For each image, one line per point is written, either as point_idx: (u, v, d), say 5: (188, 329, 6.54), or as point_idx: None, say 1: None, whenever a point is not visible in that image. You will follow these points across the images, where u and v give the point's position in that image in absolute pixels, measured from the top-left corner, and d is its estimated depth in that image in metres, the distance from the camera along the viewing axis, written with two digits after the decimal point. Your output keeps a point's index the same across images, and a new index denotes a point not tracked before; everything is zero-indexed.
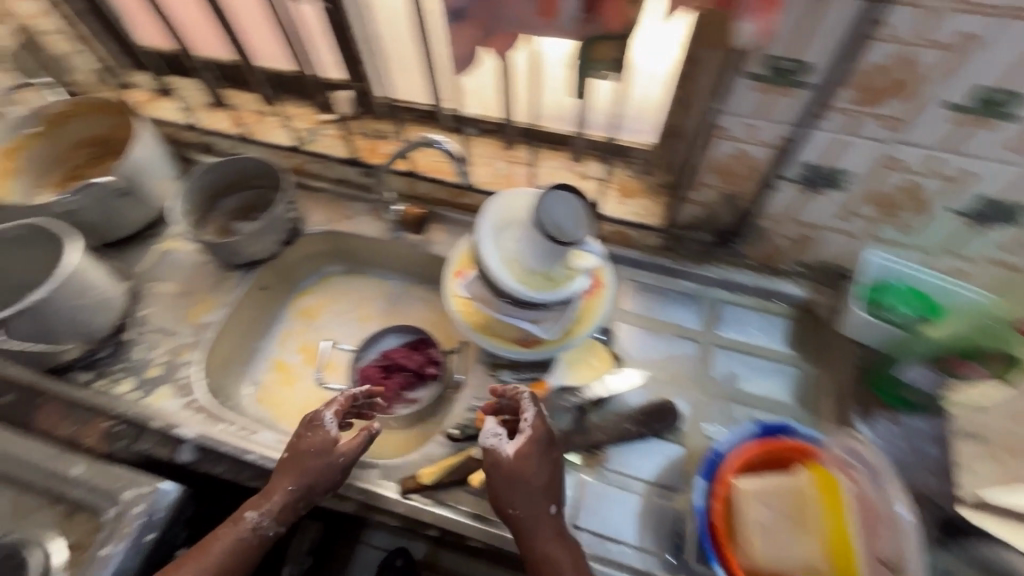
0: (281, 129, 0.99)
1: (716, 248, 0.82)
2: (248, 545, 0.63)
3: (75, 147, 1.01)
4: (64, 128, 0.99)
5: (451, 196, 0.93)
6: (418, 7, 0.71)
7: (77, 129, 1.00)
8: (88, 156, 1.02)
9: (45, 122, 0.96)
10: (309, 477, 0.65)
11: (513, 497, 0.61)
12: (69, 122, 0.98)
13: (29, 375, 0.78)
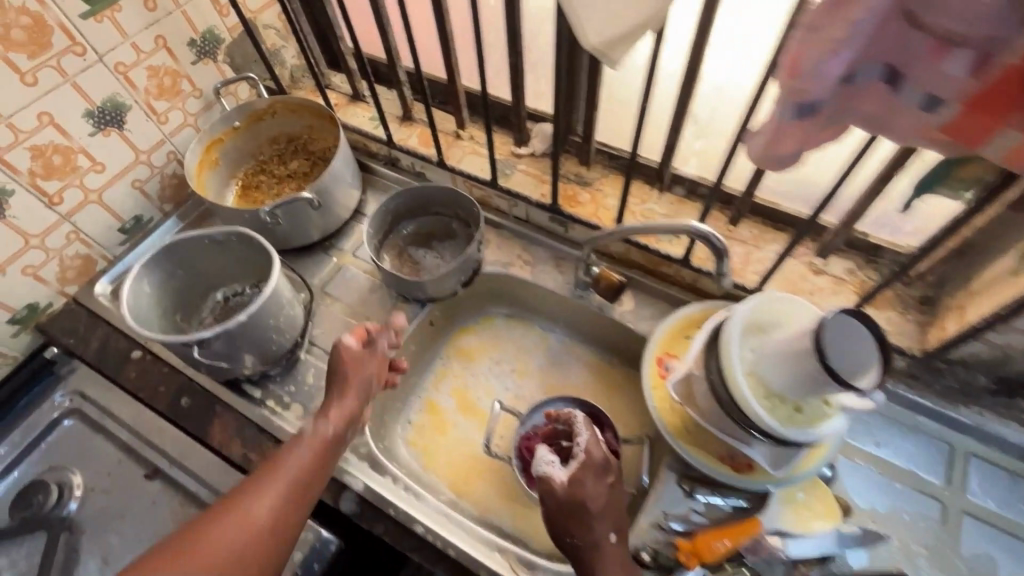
0: (472, 155, 0.93)
1: (987, 395, 0.67)
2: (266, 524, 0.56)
3: (267, 143, 1.01)
4: (263, 124, 0.99)
5: (649, 263, 0.82)
6: (695, 66, 0.61)
7: (274, 125, 1.00)
8: (277, 152, 1.02)
9: (248, 117, 0.96)
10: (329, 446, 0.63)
11: (575, 535, 0.59)
12: (268, 119, 0.98)
13: (208, 382, 0.77)
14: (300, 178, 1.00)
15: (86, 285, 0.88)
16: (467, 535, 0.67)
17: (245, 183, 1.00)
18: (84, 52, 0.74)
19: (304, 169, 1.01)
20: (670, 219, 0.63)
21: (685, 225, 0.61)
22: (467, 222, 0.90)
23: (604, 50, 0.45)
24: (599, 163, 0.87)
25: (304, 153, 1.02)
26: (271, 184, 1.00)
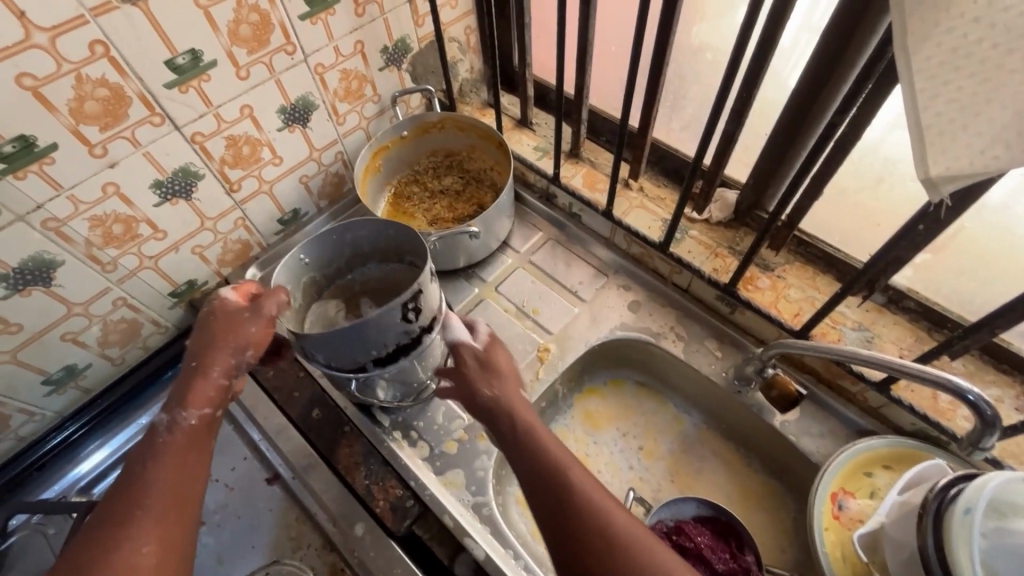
0: (639, 209, 0.86)
1: None
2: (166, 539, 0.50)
3: (423, 156, 0.99)
4: (425, 138, 0.96)
5: (826, 373, 0.72)
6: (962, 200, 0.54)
7: (435, 140, 0.97)
8: (433, 165, 1.00)
9: (415, 130, 0.94)
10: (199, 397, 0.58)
11: (539, 471, 0.54)
12: (433, 133, 0.96)
13: (342, 399, 0.76)
14: (451, 198, 0.98)
15: (239, 269, 0.89)
16: None
17: (395, 193, 0.99)
18: (294, 51, 0.74)
19: (456, 189, 0.99)
20: (914, 366, 0.53)
21: (947, 382, 0.51)
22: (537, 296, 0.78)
23: (939, 182, 0.37)
24: (787, 248, 0.78)
25: (458, 171, 1.00)
26: (421, 198, 0.99)
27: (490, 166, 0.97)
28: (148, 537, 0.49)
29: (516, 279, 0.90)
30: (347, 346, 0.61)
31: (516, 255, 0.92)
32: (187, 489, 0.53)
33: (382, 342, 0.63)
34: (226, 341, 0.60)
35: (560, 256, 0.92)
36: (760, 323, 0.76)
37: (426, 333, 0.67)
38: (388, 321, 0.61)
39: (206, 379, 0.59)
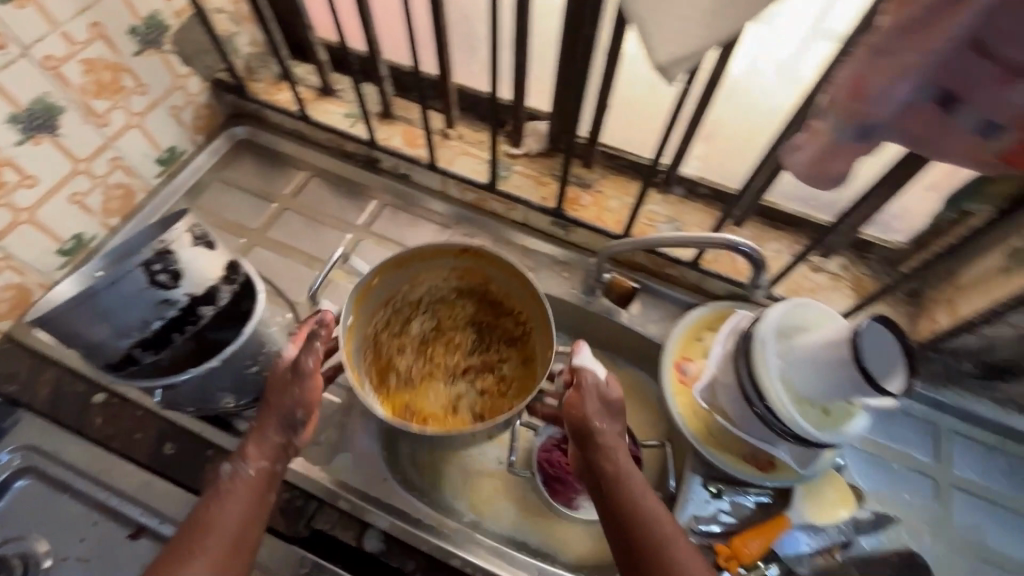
0: (464, 156, 0.88)
1: (968, 379, 0.74)
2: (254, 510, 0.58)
3: (371, 321, 0.74)
4: (365, 304, 0.72)
5: (653, 265, 0.83)
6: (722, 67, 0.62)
7: (375, 294, 0.73)
8: (387, 316, 0.76)
9: (354, 308, 0.69)
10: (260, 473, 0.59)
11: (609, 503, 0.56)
12: (369, 294, 0.72)
13: (189, 422, 0.69)
14: (476, 347, 0.78)
15: (22, 319, 0.75)
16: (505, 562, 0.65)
17: (407, 394, 0.74)
18: (4, 44, 0.61)
19: (436, 329, 0.79)
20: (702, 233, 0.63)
21: (719, 239, 0.61)
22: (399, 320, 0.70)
23: (668, 67, 0.42)
24: (600, 164, 0.85)
25: (414, 307, 0.78)
26: (461, 383, 0.75)
27: (449, 279, 0.77)
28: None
29: (362, 252, 0.87)
30: (92, 323, 0.50)
31: (355, 229, 0.89)
32: (242, 535, 0.56)
33: (138, 320, 0.52)
34: (306, 404, 0.61)
35: (399, 220, 0.90)
36: (592, 236, 0.84)
37: (202, 303, 0.55)
38: (127, 290, 0.50)
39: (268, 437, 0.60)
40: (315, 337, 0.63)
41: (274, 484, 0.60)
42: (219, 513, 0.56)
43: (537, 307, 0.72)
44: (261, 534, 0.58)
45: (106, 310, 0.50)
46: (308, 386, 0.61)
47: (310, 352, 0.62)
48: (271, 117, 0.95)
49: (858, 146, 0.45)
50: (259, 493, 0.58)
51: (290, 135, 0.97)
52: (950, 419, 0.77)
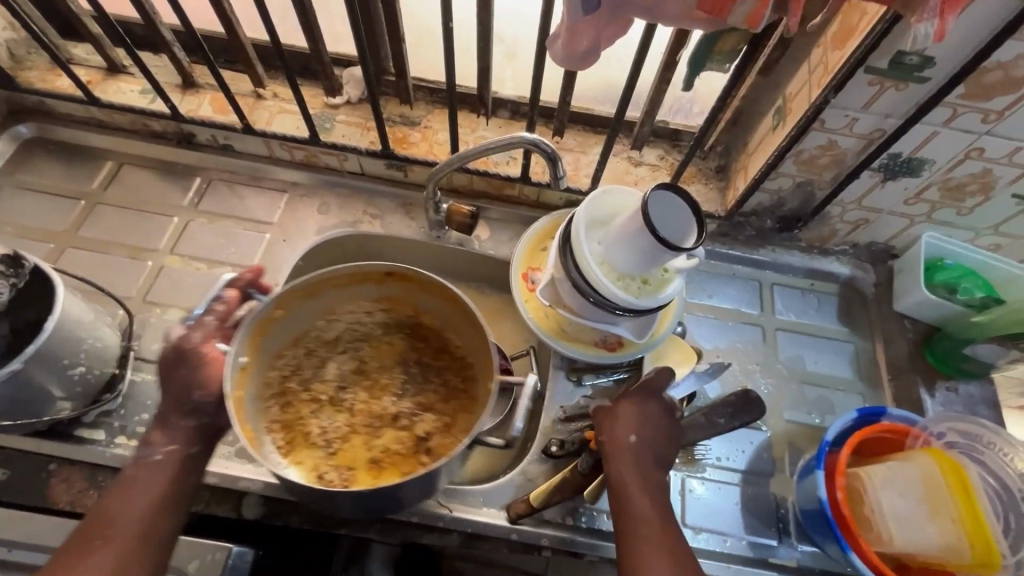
0: (282, 114, 0.84)
1: (775, 233, 0.83)
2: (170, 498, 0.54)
3: (279, 363, 0.67)
4: (269, 346, 0.66)
5: (493, 189, 0.85)
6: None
7: (282, 336, 0.67)
8: (295, 356, 0.69)
9: (250, 347, 0.62)
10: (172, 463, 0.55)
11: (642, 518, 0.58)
12: (274, 330, 0.66)
13: (19, 442, 0.64)
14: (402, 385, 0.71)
15: None
16: None
17: (317, 450, 0.64)
18: None
19: (359, 371, 0.71)
20: (502, 136, 0.65)
21: (516, 138, 0.64)
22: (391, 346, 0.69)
23: None
24: (421, 99, 0.85)
25: (329, 349, 0.71)
26: (386, 424, 0.67)
27: (371, 313, 0.73)
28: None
29: (192, 233, 0.82)
30: None
31: (181, 211, 0.84)
32: (154, 524, 0.53)
33: None
34: (204, 385, 0.57)
35: (229, 193, 0.86)
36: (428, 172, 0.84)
37: None
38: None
39: (181, 421, 0.56)
40: (210, 312, 0.61)
41: (197, 467, 0.56)
42: (136, 496, 0.53)
43: (467, 322, 0.69)
44: (180, 517, 0.55)
45: None
46: (200, 368, 0.57)
47: (203, 328, 0.60)
48: (57, 109, 0.85)
49: (592, 23, 0.48)
50: (174, 478, 0.55)
51: (87, 125, 0.88)
52: (771, 274, 0.86)
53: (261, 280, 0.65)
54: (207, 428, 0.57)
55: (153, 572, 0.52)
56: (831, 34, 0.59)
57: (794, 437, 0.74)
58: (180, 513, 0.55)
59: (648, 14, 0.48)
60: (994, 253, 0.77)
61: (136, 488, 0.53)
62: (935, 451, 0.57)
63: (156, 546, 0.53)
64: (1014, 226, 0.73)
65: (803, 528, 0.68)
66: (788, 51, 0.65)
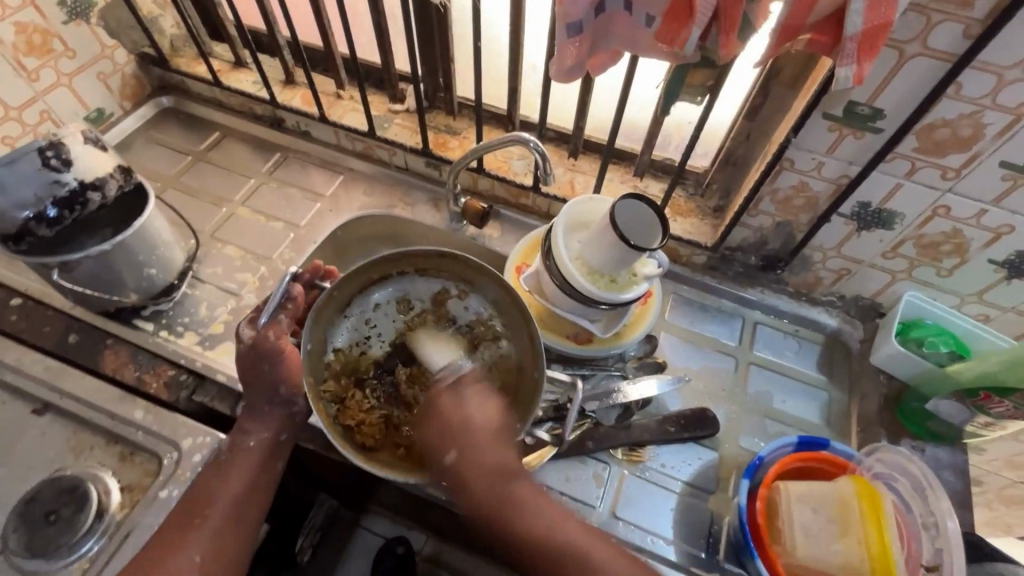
0: (353, 112, 1.02)
1: (760, 272, 0.88)
2: (258, 480, 0.70)
3: (337, 326, 0.77)
4: (321, 335, 0.74)
5: (510, 196, 0.97)
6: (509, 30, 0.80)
7: (332, 328, 0.76)
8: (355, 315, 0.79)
9: (314, 334, 0.72)
10: (254, 462, 0.70)
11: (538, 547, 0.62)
12: (324, 322, 0.74)
13: (90, 317, 0.81)
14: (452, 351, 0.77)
15: None
16: None
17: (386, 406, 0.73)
18: None
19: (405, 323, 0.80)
20: (508, 135, 0.77)
21: (512, 135, 0.76)
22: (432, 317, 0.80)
23: None
24: (465, 115, 1.00)
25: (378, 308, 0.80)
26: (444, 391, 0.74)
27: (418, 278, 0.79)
28: (198, 551, 0.65)
29: (262, 193, 1.00)
30: None
31: (259, 175, 1.03)
32: (242, 507, 0.68)
33: (32, 197, 0.64)
34: (288, 379, 0.72)
35: (299, 168, 1.05)
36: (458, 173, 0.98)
37: (90, 189, 0.68)
38: (23, 170, 0.62)
39: (268, 418, 0.72)
40: (281, 312, 0.73)
41: (281, 454, 0.72)
42: (225, 485, 0.69)
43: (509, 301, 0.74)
44: (265, 498, 0.70)
45: (3, 185, 0.61)
46: (282, 364, 0.72)
47: (276, 328, 0.72)
48: (191, 87, 1.10)
49: (576, 46, 0.60)
50: (264, 461, 0.71)
51: (210, 103, 1.11)
52: (756, 314, 0.90)
53: (321, 273, 0.79)
54: (289, 419, 0.73)
55: (240, 544, 0.68)
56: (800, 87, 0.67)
57: (743, 463, 0.76)
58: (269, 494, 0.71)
59: (628, 44, 0.61)
60: (982, 323, 0.76)
61: (235, 471, 0.69)
62: (858, 479, 0.58)
63: (244, 521, 0.68)
64: (998, 295, 0.73)
65: (732, 547, 0.69)
66: (770, 101, 0.73)
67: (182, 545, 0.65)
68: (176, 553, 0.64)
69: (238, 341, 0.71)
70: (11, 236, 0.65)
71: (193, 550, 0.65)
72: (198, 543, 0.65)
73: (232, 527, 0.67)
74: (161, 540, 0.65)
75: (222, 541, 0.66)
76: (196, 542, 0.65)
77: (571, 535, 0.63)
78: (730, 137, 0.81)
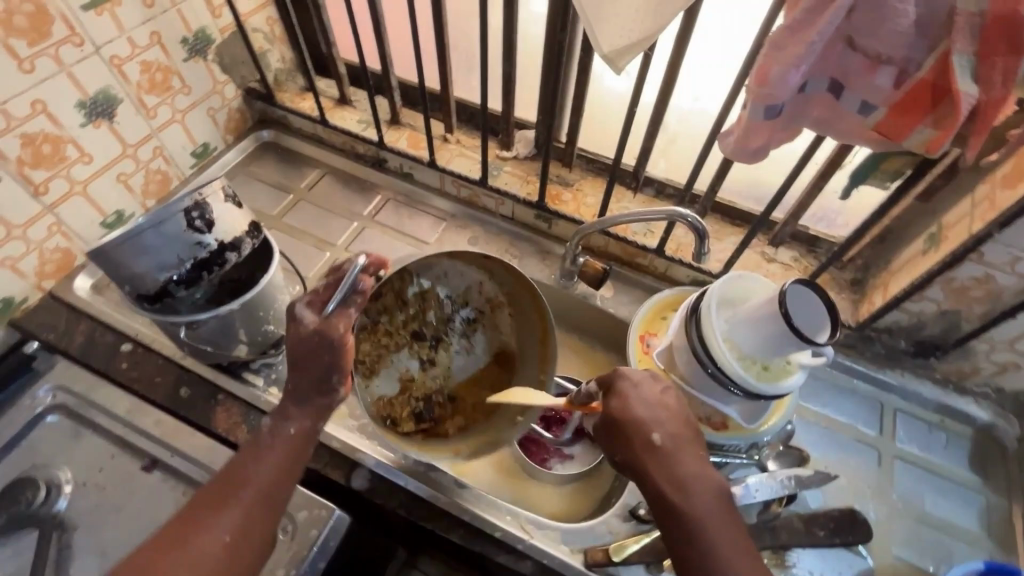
0: (461, 157, 0.99)
1: (908, 357, 0.81)
2: (288, 463, 0.61)
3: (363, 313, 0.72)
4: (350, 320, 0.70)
5: (624, 254, 0.92)
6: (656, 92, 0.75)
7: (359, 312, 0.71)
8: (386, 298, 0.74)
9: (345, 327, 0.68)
10: (285, 442, 0.62)
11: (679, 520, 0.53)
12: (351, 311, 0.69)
13: (202, 369, 0.78)
14: (460, 330, 0.79)
15: (65, 280, 0.85)
16: (468, 500, 0.70)
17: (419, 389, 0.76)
18: (82, 43, 0.74)
19: (430, 300, 0.78)
20: (655, 207, 0.72)
21: (671, 211, 0.70)
22: (456, 297, 0.79)
23: (613, 57, 0.53)
24: (579, 166, 0.96)
25: (400, 283, 0.75)
26: (457, 364, 0.79)
27: (429, 261, 0.75)
28: (228, 528, 0.56)
29: (366, 237, 0.98)
30: (135, 259, 0.60)
31: (361, 218, 1.00)
32: (273, 490, 0.59)
33: (175, 258, 0.62)
34: (341, 369, 0.63)
35: (399, 212, 1.02)
36: (570, 227, 0.94)
37: (228, 249, 0.66)
38: (170, 231, 0.60)
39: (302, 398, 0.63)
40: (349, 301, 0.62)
41: (313, 438, 0.64)
42: (253, 469, 0.59)
43: (521, 291, 0.75)
44: (294, 482, 0.62)
45: (150, 248, 0.60)
46: (344, 355, 0.61)
47: (344, 318, 0.61)
48: (293, 122, 1.08)
49: (769, 127, 0.55)
50: (298, 445, 0.62)
51: (310, 138, 1.09)
52: (895, 399, 0.83)
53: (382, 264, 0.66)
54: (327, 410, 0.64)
55: (270, 531, 0.59)
56: (1001, 174, 0.60)
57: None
58: (297, 476, 0.62)
59: (825, 128, 0.55)
60: None
61: (268, 452, 0.60)
62: None
63: (277, 502, 0.60)
64: None
65: None
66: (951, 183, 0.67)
67: (201, 535, 0.55)
68: (201, 531, 0.55)
69: (295, 321, 0.61)
70: (150, 296, 0.64)
71: (211, 546, 0.55)
72: (221, 537, 0.55)
73: (263, 515, 0.58)
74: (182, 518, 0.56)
75: (254, 523, 0.57)
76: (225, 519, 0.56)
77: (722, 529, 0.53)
78: (888, 214, 0.75)
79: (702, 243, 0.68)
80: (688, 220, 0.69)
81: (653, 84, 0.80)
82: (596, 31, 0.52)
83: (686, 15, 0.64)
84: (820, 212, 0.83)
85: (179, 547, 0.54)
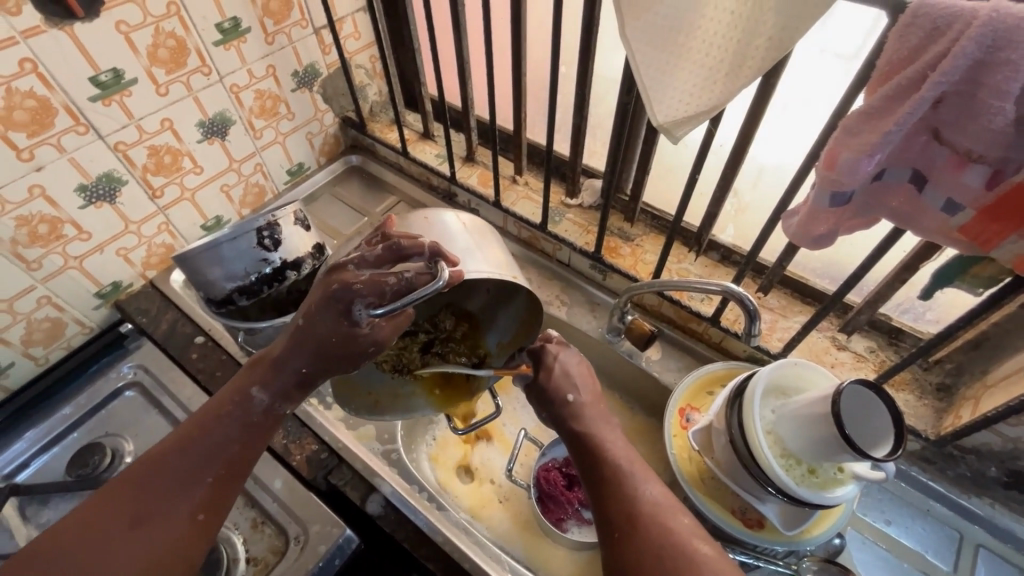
0: (525, 200, 1.00)
1: (999, 487, 0.69)
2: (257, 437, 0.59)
3: None
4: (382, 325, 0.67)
5: (678, 317, 0.88)
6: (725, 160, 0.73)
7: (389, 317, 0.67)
8: None
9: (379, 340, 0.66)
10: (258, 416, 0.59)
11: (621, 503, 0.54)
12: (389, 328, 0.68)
13: None
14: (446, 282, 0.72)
15: (164, 272, 0.96)
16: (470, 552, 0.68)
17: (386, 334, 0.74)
18: (209, 73, 0.85)
19: None
20: (707, 279, 0.69)
21: (724, 287, 0.67)
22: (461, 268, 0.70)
23: (669, 127, 0.51)
24: (643, 221, 0.94)
25: None
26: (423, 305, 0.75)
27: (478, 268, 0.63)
28: (196, 506, 0.54)
29: None
30: (208, 268, 0.67)
31: None
32: (238, 465, 0.57)
33: (243, 271, 0.69)
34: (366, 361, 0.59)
35: None
36: (624, 282, 0.92)
37: (290, 268, 0.71)
38: (241, 246, 0.67)
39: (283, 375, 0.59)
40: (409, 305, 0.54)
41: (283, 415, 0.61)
42: (220, 444, 0.56)
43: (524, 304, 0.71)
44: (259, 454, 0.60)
45: (222, 259, 0.67)
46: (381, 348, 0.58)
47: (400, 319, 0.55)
48: (379, 150, 1.16)
49: (836, 214, 0.51)
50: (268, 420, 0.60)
51: (391, 166, 1.17)
52: (978, 532, 0.72)
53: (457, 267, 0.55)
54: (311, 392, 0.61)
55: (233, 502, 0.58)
56: None
57: None
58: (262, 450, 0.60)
59: (903, 220, 0.51)
60: None
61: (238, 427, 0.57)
62: None
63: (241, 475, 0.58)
64: None
65: None
66: None
67: (165, 513, 0.52)
68: (161, 514, 0.52)
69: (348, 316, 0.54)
70: (218, 301, 0.71)
71: (174, 525, 0.52)
72: (186, 518, 0.53)
73: (229, 490, 0.56)
74: (128, 500, 0.52)
75: (221, 499, 0.56)
76: (187, 500, 0.53)
77: (655, 496, 0.54)
78: (986, 319, 0.65)
79: (754, 324, 0.68)
80: (739, 302, 0.67)
81: (726, 149, 0.77)
82: (654, 101, 0.51)
83: (760, 87, 0.62)
84: (906, 303, 0.74)
85: (140, 525, 0.51)
